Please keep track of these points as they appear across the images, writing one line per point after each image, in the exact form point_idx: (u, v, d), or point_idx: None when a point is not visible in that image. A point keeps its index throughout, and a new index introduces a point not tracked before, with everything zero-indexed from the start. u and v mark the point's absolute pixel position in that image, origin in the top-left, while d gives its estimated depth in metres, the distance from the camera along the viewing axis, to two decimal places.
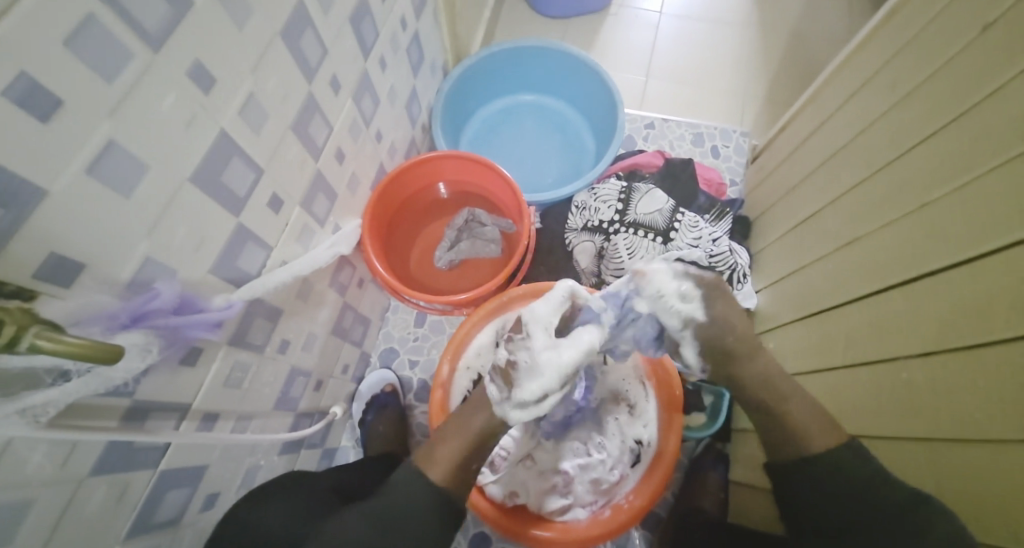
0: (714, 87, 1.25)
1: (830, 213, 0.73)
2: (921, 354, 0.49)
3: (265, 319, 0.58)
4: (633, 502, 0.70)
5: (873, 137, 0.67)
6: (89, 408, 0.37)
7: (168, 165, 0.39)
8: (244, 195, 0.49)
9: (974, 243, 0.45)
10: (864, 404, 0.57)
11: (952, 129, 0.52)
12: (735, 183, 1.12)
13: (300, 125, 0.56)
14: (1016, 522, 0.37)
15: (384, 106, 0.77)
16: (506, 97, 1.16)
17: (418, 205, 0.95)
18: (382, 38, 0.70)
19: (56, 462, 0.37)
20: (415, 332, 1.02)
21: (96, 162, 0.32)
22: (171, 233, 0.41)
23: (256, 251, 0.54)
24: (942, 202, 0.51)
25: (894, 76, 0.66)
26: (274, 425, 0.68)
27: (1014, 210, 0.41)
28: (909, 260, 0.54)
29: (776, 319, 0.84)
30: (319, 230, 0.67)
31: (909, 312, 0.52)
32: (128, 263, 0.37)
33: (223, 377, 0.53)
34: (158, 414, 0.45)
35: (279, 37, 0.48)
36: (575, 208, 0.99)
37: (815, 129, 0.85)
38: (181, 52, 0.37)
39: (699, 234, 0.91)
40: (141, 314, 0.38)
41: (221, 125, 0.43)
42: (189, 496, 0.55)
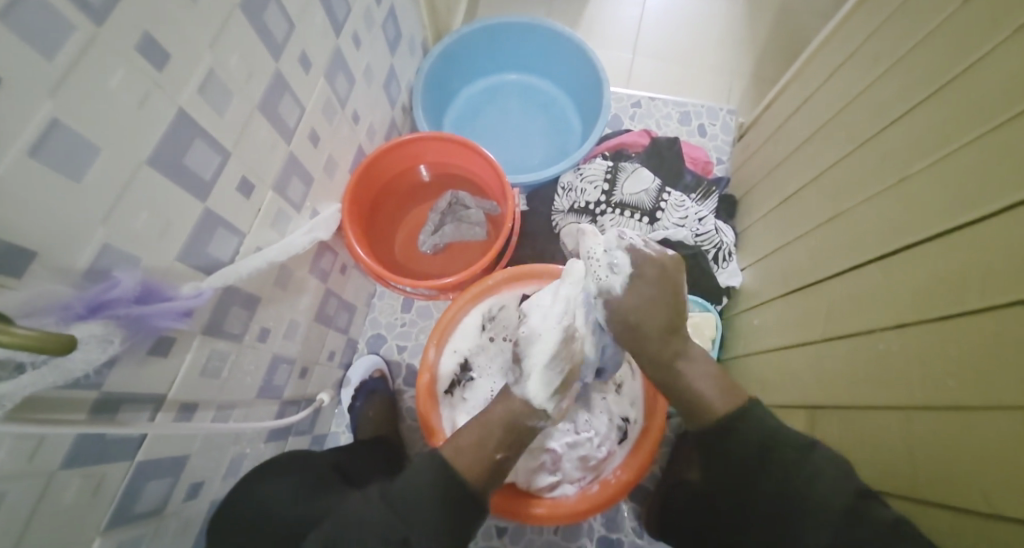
0: (701, 64, 1.23)
1: (813, 188, 0.73)
2: (899, 326, 0.49)
3: (241, 307, 0.57)
4: (619, 476, 0.71)
5: (856, 110, 0.66)
6: (51, 402, 0.36)
7: (122, 146, 0.37)
8: (210, 179, 0.47)
9: (951, 214, 0.45)
10: (842, 378, 0.57)
11: (933, 99, 0.51)
12: (722, 161, 1.11)
13: (268, 106, 0.54)
14: (982, 487, 0.37)
15: (359, 86, 0.75)
16: (489, 76, 1.13)
17: (400, 188, 0.93)
18: (355, 14, 0.68)
19: (23, 457, 0.35)
20: (402, 318, 1.01)
21: (41, 143, 0.31)
22: (131, 219, 0.39)
23: (227, 237, 0.52)
24: (922, 174, 0.50)
25: (877, 47, 0.64)
26: (258, 414, 0.67)
27: (991, 179, 0.41)
28: (888, 233, 0.53)
29: (760, 296, 0.84)
30: (295, 215, 0.65)
31: (886, 286, 0.52)
32: (83, 252, 0.36)
33: (200, 367, 0.52)
34: (130, 406, 0.44)
35: (239, 11, 0.45)
36: (561, 189, 0.97)
37: (800, 103, 0.84)
38: (128, 25, 0.35)
39: (685, 213, 0.91)
40: (99, 304, 0.36)
41: (179, 104, 0.41)
42: (171, 486, 0.54)
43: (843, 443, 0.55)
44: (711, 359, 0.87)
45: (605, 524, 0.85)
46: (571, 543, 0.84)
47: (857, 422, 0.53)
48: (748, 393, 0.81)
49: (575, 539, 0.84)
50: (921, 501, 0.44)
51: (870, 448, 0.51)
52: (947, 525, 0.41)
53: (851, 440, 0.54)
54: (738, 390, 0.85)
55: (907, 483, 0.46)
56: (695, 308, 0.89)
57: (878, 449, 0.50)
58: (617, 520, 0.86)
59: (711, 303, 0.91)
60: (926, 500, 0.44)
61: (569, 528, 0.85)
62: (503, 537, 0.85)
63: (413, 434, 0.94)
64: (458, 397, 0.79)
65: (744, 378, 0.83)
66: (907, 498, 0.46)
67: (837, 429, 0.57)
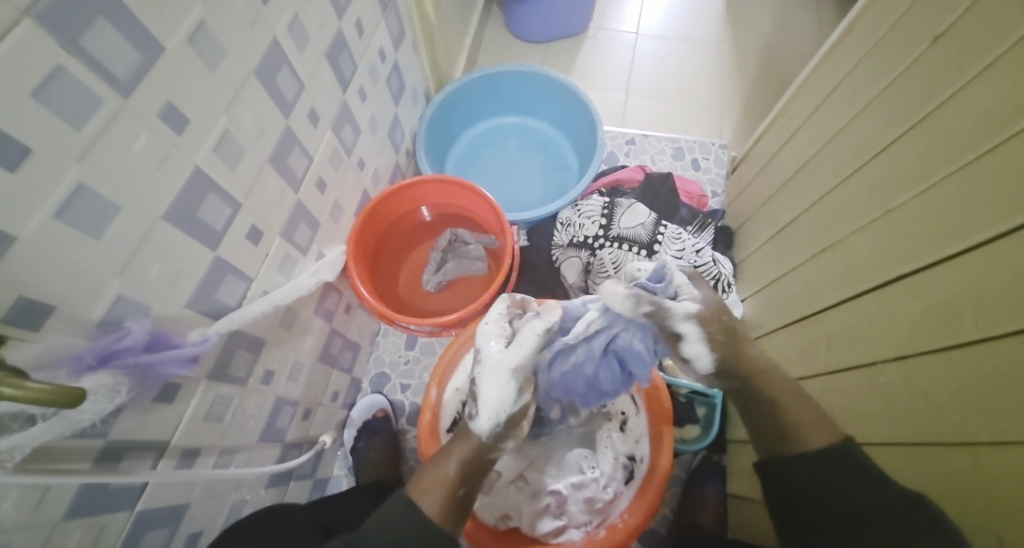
0: (692, 102, 1.27)
1: (804, 220, 0.74)
2: (898, 358, 0.49)
3: (246, 350, 0.58)
4: (627, 521, 0.68)
5: (839, 146, 0.68)
6: (57, 453, 0.37)
7: (142, 202, 0.39)
8: (220, 229, 0.49)
9: (937, 245, 0.46)
10: (848, 411, 0.56)
11: (908, 137, 0.53)
12: (717, 194, 1.13)
13: (278, 158, 0.56)
14: (995, 527, 0.37)
15: (365, 135, 0.78)
16: (488, 119, 1.18)
17: (403, 228, 0.95)
18: (361, 71, 0.72)
19: (27, 508, 0.36)
20: (406, 355, 1.02)
21: (66, 206, 0.33)
22: (145, 270, 0.41)
23: (236, 283, 0.54)
24: (905, 207, 0.52)
25: (852, 89, 0.68)
26: (259, 457, 0.67)
27: (973, 213, 0.42)
28: (880, 265, 0.54)
29: (763, 326, 0.83)
30: (301, 258, 0.67)
31: (882, 317, 0.53)
32: (98, 304, 0.37)
33: (203, 412, 0.52)
34: (132, 454, 0.44)
35: (254, 76, 0.49)
36: (560, 224, 0.99)
37: (787, 139, 0.86)
38: (152, 96, 0.38)
39: (682, 245, 0.92)
40: (110, 354, 0.38)
41: (196, 164, 0.44)
42: (170, 536, 0.52)
43: None
44: (715, 394, 0.86)
45: None
46: None
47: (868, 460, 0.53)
48: None
49: None
50: None
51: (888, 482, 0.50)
52: None
53: None
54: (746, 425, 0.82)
55: None
56: None
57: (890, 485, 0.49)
58: None
59: None
60: None
61: None
62: None
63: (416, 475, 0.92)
64: None
65: None
66: None
67: None
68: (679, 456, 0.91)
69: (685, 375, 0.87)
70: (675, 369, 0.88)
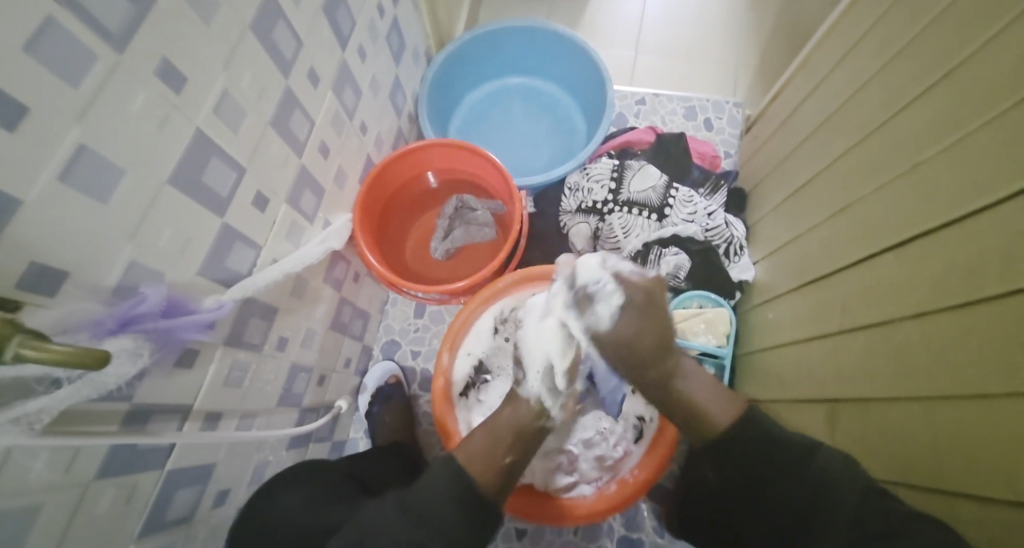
0: (705, 58, 1.22)
1: (823, 179, 0.72)
2: (917, 315, 0.48)
3: (260, 318, 0.58)
4: (637, 476, 0.71)
5: (863, 100, 0.66)
6: (86, 416, 0.38)
7: (146, 165, 0.39)
8: (226, 194, 0.49)
9: (964, 200, 0.45)
10: (862, 369, 0.56)
11: (939, 87, 0.51)
12: (730, 154, 1.10)
13: (280, 121, 0.55)
14: (1003, 476, 0.37)
15: (366, 98, 0.76)
16: (493, 81, 1.14)
17: (409, 195, 0.94)
18: (359, 28, 0.69)
19: (60, 467, 0.37)
20: (416, 323, 1.03)
21: (70, 168, 0.33)
22: (155, 235, 0.41)
23: (245, 250, 0.54)
24: (931, 162, 0.50)
25: (879, 38, 0.64)
26: (279, 421, 0.69)
27: (1003, 164, 0.41)
28: (902, 223, 0.53)
29: (775, 289, 0.83)
30: (308, 226, 0.67)
31: (901, 275, 0.52)
32: (110, 269, 0.37)
33: (222, 377, 0.54)
34: (158, 416, 0.45)
35: (250, 32, 0.47)
36: (568, 189, 0.98)
37: (807, 94, 0.83)
38: (147, 52, 0.36)
39: (694, 208, 0.91)
40: (129, 319, 0.38)
41: (197, 125, 0.43)
42: (199, 494, 0.54)
43: (865, 440, 0.55)
44: (726, 354, 0.87)
45: (625, 523, 0.86)
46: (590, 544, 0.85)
47: (878, 417, 0.53)
48: (766, 390, 0.80)
49: (594, 540, 0.85)
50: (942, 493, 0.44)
51: (897, 438, 0.50)
52: (969, 517, 0.41)
53: (872, 436, 0.54)
54: (756, 386, 0.83)
55: (933, 476, 0.45)
56: (707, 304, 0.90)
57: (899, 441, 0.50)
58: (637, 520, 0.86)
59: (724, 298, 0.91)
60: (946, 492, 0.43)
61: (589, 529, 0.86)
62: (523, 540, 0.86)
63: (430, 438, 0.95)
64: (473, 398, 0.80)
65: (761, 376, 0.82)
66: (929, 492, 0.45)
67: (858, 422, 0.56)
68: None
69: (695, 339, 0.87)
70: (686, 330, 0.87)
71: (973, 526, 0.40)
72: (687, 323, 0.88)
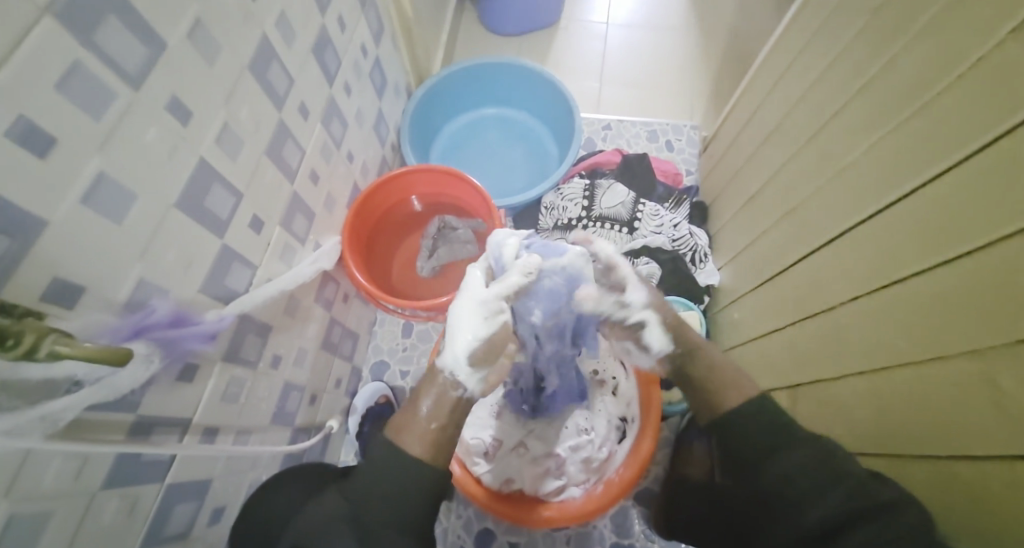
0: (663, 87, 1.33)
1: (770, 187, 0.80)
2: (857, 297, 0.54)
3: (255, 335, 0.61)
4: (623, 474, 0.74)
5: (796, 116, 0.74)
6: (94, 424, 0.40)
7: (154, 190, 0.43)
8: (225, 217, 0.53)
9: (887, 193, 0.51)
10: (814, 353, 0.62)
11: (857, 102, 0.59)
12: (691, 172, 1.18)
13: (274, 150, 0.60)
14: (945, 432, 0.43)
15: (352, 128, 0.82)
16: (469, 112, 1.21)
17: (394, 219, 0.98)
18: (345, 66, 0.75)
19: (69, 475, 0.39)
20: (403, 343, 1.05)
21: (91, 193, 0.37)
22: (162, 255, 0.45)
23: (242, 270, 0.57)
24: (857, 164, 0.57)
25: (805, 64, 0.73)
26: (273, 439, 0.70)
27: (915, 161, 0.48)
28: (838, 218, 0.60)
29: (737, 291, 0.89)
30: (300, 248, 0.70)
31: (841, 265, 0.58)
32: (122, 286, 0.41)
33: (220, 392, 0.56)
34: (161, 428, 0.48)
35: (248, 71, 0.53)
36: (544, 208, 1.04)
37: (751, 115, 0.92)
38: (157, 90, 0.41)
39: (660, 222, 0.98)
40: (140, 328, 0.41)
41: (201, 154, 0.48)
42: (196, 510, 0.55)
43: (823, 417, 0.60)
44: None
45: (615, 528, 0.88)
46: None
47: (832, 394, 0.58)
48: None
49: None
50: (894, 454, 0.49)
51: (848, 410, 0.56)
52: (920, 476, 0.46)
53: (826, 411, 0.59)
54: None
55: (882, 442, 0.51)
56: (679, 308, 0.93)
57: (850, 413, 0.55)
58: (626, 524, 0.88)
59: (696, 302, 0.95)
60: (897, 453, 0.49)
61: (580, 536, 0.88)
62: None
63: None
64: None
65: None
66: (882, 455, 0.51)
67: (815, 401, 0.62)
68: (667, 419, 0.96)
69: None
70: None
71: (922, 480, 0.46)
72: None
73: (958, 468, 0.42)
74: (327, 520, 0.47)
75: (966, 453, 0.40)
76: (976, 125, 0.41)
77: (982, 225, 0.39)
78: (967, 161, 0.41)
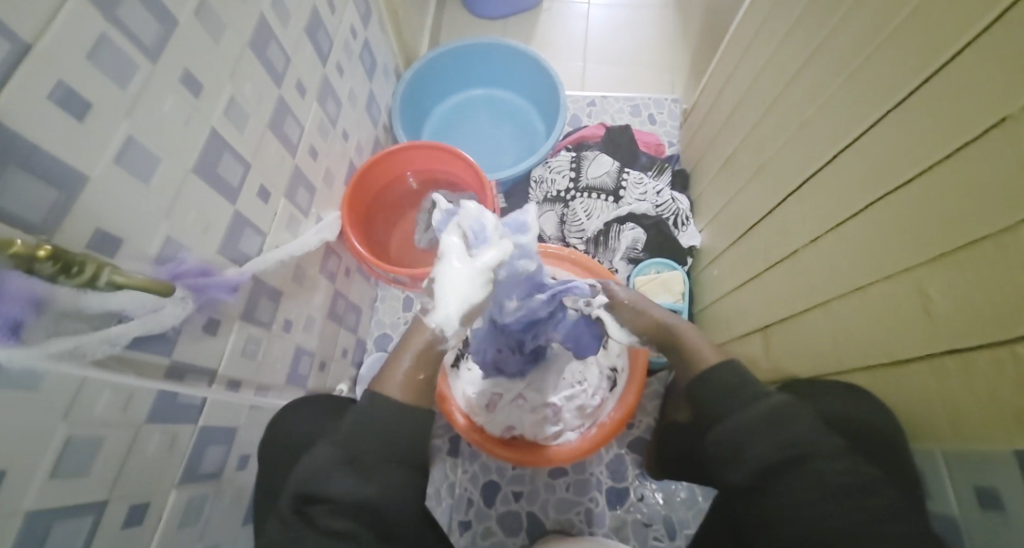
0: (644, 63, 1.37)
1: (742, 150, 0.85)
2: (815, 239, 0.60)
3: (268, 299, 0.66)
4: (614, 416, 0.80)
5: (762, 81, 0.79)
6: (137, 361, 0.44)
7: (175, 156, 0.47)
8: (236, 185, 0.57)
9: (837, 142, 0.57)
10: (782, 294, 0.68)
11: (811, 62, 0.64)
12: (673, 143, 1.23)
13: (276, 125, 0.64)
14: (888, 343, 0.49)
15: (345, 108, 0.86)
16: (458, 94, 1.25)
17: (390, 196, 1.03)
18: (336, 47, 0.79)
19: (117, 408, 0.43)
20: (405, 316, 1.10)
21: (121, 154, 0.41)
22: (183, 215, 0.49)
23: (254, 236, 0.62)
24: (812, 119, 0.63)
25: (767, 31, 0.78)
26: (288, 399, 0.75)
27: (859, 111, 0.53)
28: (799, 170, 0.65)
29: (715, 249, 0.95)
30: (304, 219, 0.75)
31: (803, 212, 0.64)
32: (153, 241, 0.45)
33: (240, 349, 0.60)
34: (192, 374, 0.52)
35: (248, 48, 0.57)
36: (533, 182, 1.08)
37: (723, 84, 0.97)
38: (171, 63, 0.46)
39: (644, 190, 1.03)
40: (177, 274, 0.47)
41: (211, 125, 0.52)
42: (225, 454, 0.59)
43: (791, 350, 0.66)
44: (682, 309, 0.96)
45: (611, 475, 0.95)
46: (583, 498, 0.93)
47: (799, 329, 0.64)
48: (714, 335, 0.92)
49: (586, 494, 0.93)
50: (848, 371, 0.56)
51: (810, 340, 0.62)
52: (869, 383, 0.53)
53: (793, 344, 0.66)
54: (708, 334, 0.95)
55: (838, 362, 0.57)
56: (664, 270, 1.00)
57: (812, 343, 0.62)
58: (621, 470, 0.95)
59: (679, 263, 1.01)
60: (849, 369, 0.56)
61: (580, 484, 0.94)
62: (520, 501, 0.93)
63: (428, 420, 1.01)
64: (463, 368, 0.87)
65: (710, 324, 0.94)
66: (838, 373, 0.58)
67: (784, 336, 0.68)
68: (658, 375, 1.02)
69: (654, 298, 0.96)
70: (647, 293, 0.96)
71: (870, 388, 0.53)
72: (647, 287, 0.97)
73: (900, 374, 0.49)
74: (323, 466, 0.47)
75: (907, 358, 0.47)
76: (904, 74, 0.46)
77: (912, 161, 0.45)
78: (899, 107, 0.47)
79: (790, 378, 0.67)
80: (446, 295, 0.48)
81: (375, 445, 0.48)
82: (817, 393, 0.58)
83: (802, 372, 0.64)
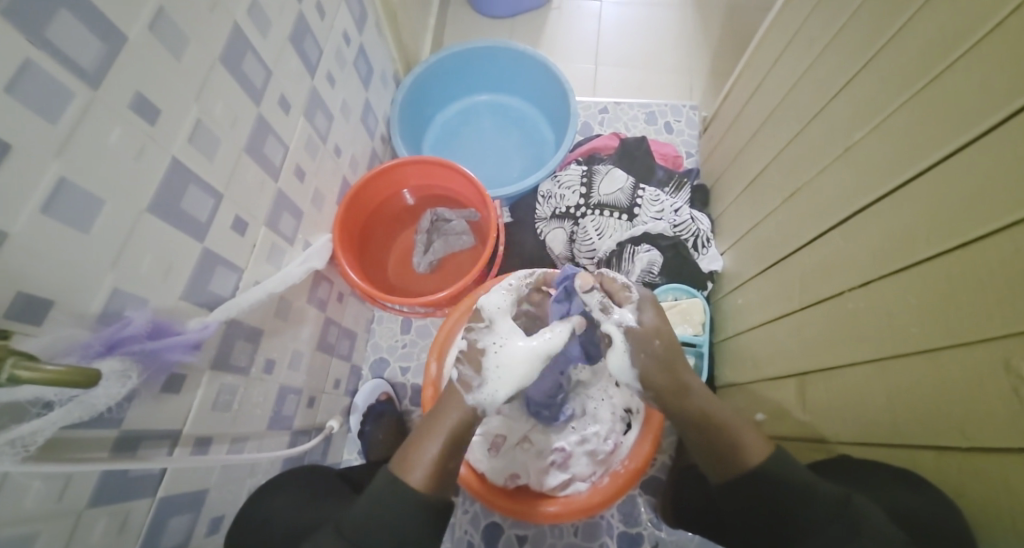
0: (661, 66, 1.28)
1: (774, 168, 0.77)
2: (864, 283, 0.52)
3: (245, 341, 0.59)
4: (629, 466, 0.72)
5: (801, 91, 0.70)
6: (77, 442, 0.39)
7: (126, 195, 0.40)
8: (206, 220, 0.50)
9: (895, 172, 0.49)
10: (821, 338, 0.60)
11: (864, 74, 0.56)
12: (691, 154, 1.15)
13: (254, 148, 0.57)
14: (956, 421, 0.41)
15: (338, 121, 0.79)
16: (461, 100, 1.18)
17: (388, 213, 0.96)
18: (327, 55, 0.72)
19: (51, 497, 0.37)
20: (403, 339, 1.04)
21: (51, 201, 0.34)
22: (137, 262, 0.42)
23: (227, 274, 0.55)
24: (864, 141, 0.54)
25: (809, 35, 0.69)
26: (270, 444, 0.69)
27: (925, 135, 0.45)
28: (845, 198, 0.57)
29: (743, 275, 0.86)
30: (289, 248, 0.68)
31: (848, 248, 0.55)
32: (95, 298, 0.39)
33: (211, 401, 0.54)
34: (148, 442, 0.46)
35: (220, 64, 0.50)
36: (541, 197, 1.01)
37: (752, 94, 0.89)
38: (120, 87, 0.39)
39: (661, 206, 0.95)
40: (116, 342, 0.40)
41: (173, 154, 0.45)
42: (194, 521, 0.54)
43: (830, 404, 0.58)
44: (702, 342, 0.90)
45: (623, 518, 0.87)
46: (591, 543, 0.86)
47: (839, 383, 0.56)
48: (743, 372, 0.82)
49: (595, 538, 0.86)
50: (904, 442, 0.47)
51: (852, 398, 0.54)
52: (931, 461, 0.44)
53: (834, 401, 0.57)
54: (732, 369, 0.87)
55: (891, 431, 0.49)
56: (682, 296, 0.93)
57: (857, 401, 0.53)
58: (634, 514, 0.87)
59: (698, 289, 0.94)
60: (908, 441, 0.47)
61: (589, 528, 0.87)
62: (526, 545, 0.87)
63: None
64: None
65: (737, 357, 0.85)
66: (892, 443, 0.49)
67: (821, 386, 0.60)
68: None
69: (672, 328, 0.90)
70: None
71: (937, 473, 0.44)
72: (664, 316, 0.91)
73: (976, 463, 0.39)
74: None
75: (989, 446, 0.38)
76: (993, 99, 0.37)
77: (1001, 206, 0.36)
78: (983, 138, 0.38)
79: (832, 436, 0.59)
80: (501, 381, 0.51)
81: (369, 535, 0.45)
82: (874, 471, 0.50)
83: (847, 432, 0.56)
